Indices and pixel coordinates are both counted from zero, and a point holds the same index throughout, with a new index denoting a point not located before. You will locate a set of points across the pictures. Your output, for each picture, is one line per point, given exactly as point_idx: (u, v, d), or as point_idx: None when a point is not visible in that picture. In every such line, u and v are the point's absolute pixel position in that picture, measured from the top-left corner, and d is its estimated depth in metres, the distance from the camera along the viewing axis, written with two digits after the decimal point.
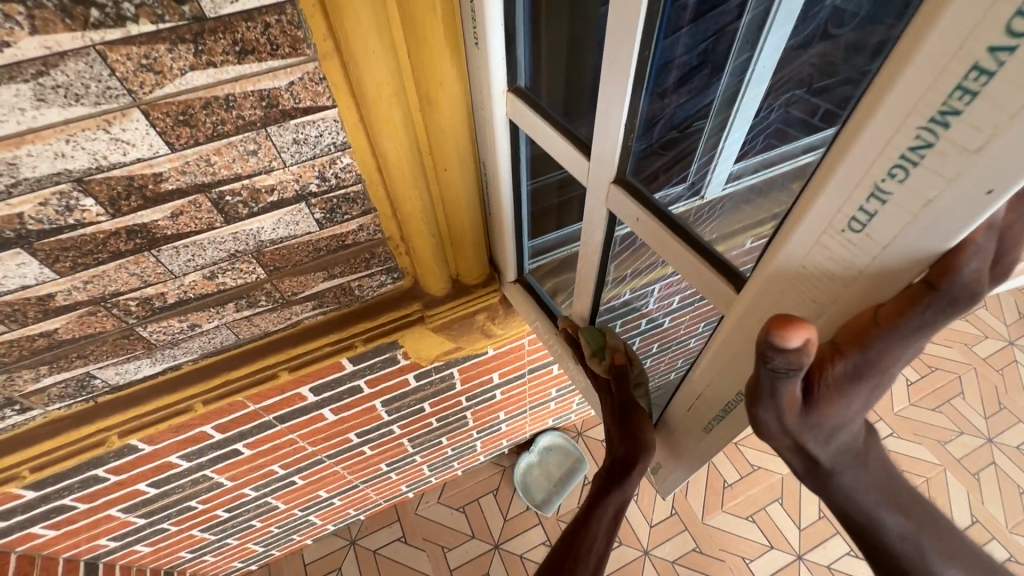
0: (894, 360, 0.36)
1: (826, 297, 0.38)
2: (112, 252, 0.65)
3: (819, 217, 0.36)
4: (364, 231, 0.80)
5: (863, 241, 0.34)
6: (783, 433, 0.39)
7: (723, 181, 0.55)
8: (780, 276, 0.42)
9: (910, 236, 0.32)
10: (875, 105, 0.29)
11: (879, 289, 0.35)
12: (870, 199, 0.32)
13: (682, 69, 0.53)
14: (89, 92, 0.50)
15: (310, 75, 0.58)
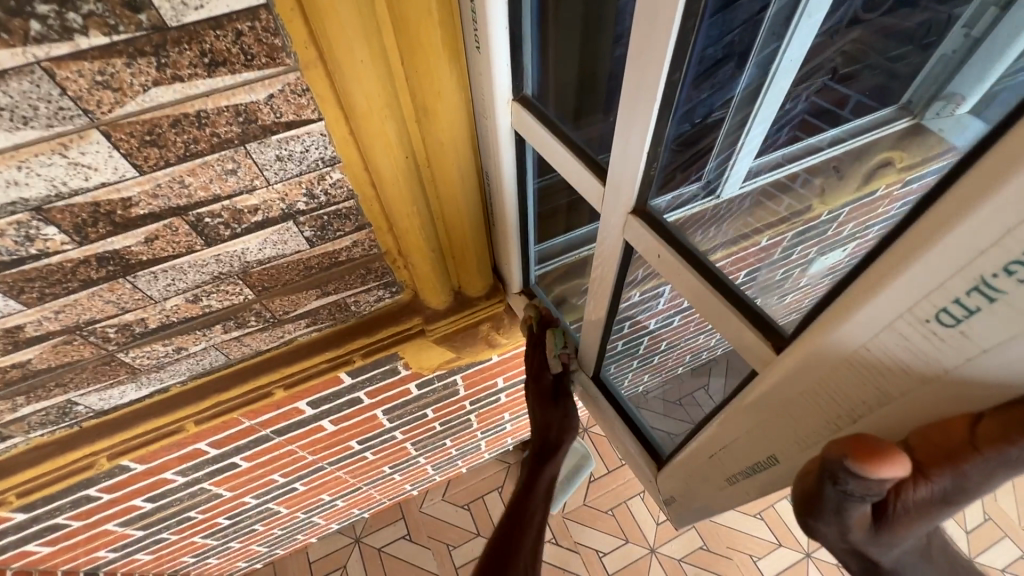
0: (988, 486, 0.31)
1: (897, 389, 0.33)
2: (82, 281, 0.59)
3: (893, 301, 0.30)
4: (358, 246, 0.74)
5: (954, 337, 0.29)
6: (844, 543, 0.35)
7: (740, 180, 0.55)
8: (829, 359, 0.36)
9: (1023, 346, 0.27)
10: (994, 185, 0.23)
11: (973, 393, 0.30)
12: (971, 292, 0.27)
13: (704, 63, 0.45)
14: (39, 114, 0.44)
15: (292, 87, 0.51)
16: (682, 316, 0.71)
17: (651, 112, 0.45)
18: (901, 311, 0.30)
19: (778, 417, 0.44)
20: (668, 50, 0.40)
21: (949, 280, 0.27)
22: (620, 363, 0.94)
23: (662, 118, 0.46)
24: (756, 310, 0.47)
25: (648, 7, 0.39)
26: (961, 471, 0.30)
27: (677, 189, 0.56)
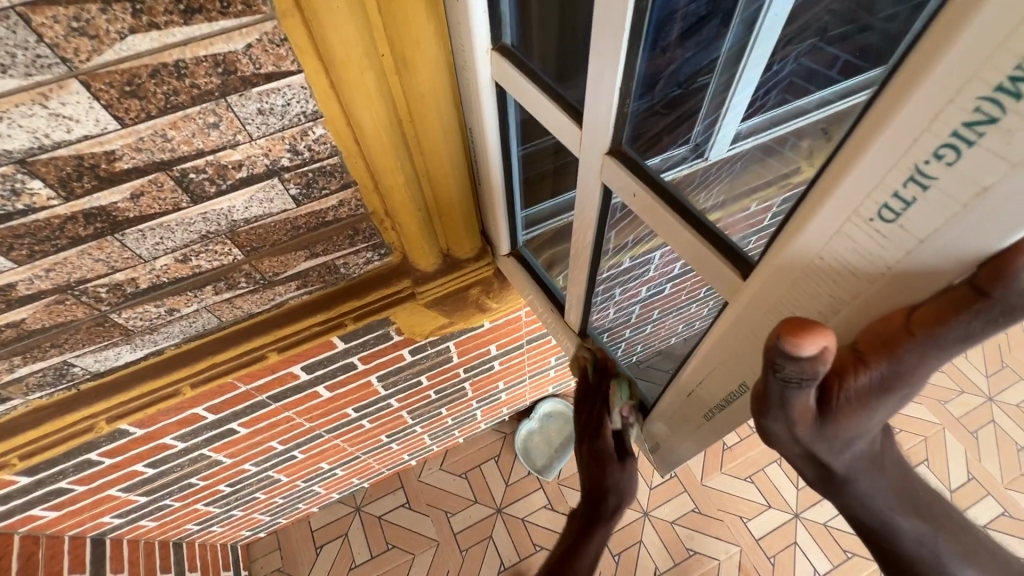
0: (923, 371, 0.33)
1: (848, 293, 0.35)
2: (71, 238, 0.60)
3: (841, 203, 0.32)
4: (345, 206, 0.75)
5: (895, 232, 0.30)
6: (796, 444, 0.37)
7: (729, 141, 0.51)
8: (788, 270, 0.38)
9: (954, 231, 0.28)
10: (924, 71, 0.25)
11: (915, 287, 0.32)
12: (907, 184, 0.28)
13: (688, 20, 0.46)
14: (17, 62, 0.45)
15: (269, 36, 0.51)
16: (674, 282, 0.70)
17: (621, 44, 0.45)
18: (849, 212, 0.32)
19: (747, 340, 0.47)
20: None
21: (887, 174, 0.29)
22: (613, 331, 0.93)
23: (633, 50, 0.46)
24: (729, 244, 0.49)
25: None
26: (897, 355, 0.32)
27: (665, 152, 0.54)
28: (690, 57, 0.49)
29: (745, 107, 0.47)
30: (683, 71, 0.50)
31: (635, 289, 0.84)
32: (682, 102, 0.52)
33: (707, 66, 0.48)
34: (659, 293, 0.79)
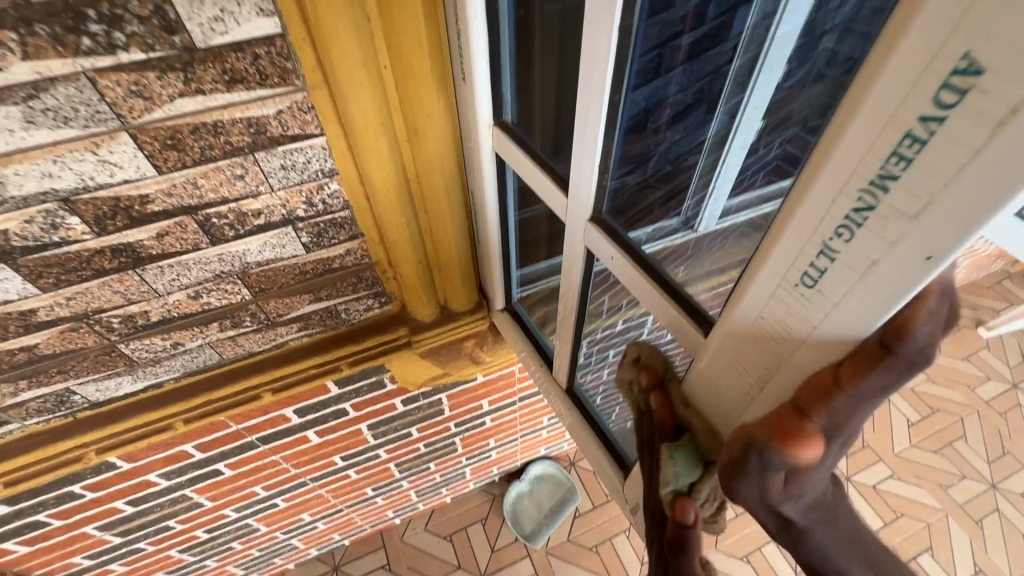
0: (856, 418, 0.35)
1: (786, 350, 0.38)
2: (95, 270, 0.65)
3: (775, 270, 0.36)
4: (351, 255, 0.80)
5: (815, 297, 0.34)
6: (761, 503, 0.39)
7: (717, 216, 0.53)
8: (740, 329, 0.42)
9: (857, 300, 0.32)
10: (822, 165, 0.30)
11: (832, 348, 0.35)
12: (820, 256, 0.33)
13: (677, 107, 0.53)
14: (79, 116, 0.52)
15: (299, 105, 0.59)
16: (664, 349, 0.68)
17: (599, 128, 0.52)
18: (781, 278, 0.36)
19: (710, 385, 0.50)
20: (609, 75, 0.47)
21: (804, 247, 0.33)
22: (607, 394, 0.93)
23: (610, 133, 0.53)
24: (694, 305, 0.53)
25: (590, 46, 0.47)
26: (830, 405, 0.34)
27: (656, 222, 0.59)
28: (678, 139, 0.55)
29: (729, 187, 0.51)
30: (672, 151, 0.56)
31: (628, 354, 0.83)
32: (673, 177, 0.58)
33: (695, 148, 0.54)
34: None
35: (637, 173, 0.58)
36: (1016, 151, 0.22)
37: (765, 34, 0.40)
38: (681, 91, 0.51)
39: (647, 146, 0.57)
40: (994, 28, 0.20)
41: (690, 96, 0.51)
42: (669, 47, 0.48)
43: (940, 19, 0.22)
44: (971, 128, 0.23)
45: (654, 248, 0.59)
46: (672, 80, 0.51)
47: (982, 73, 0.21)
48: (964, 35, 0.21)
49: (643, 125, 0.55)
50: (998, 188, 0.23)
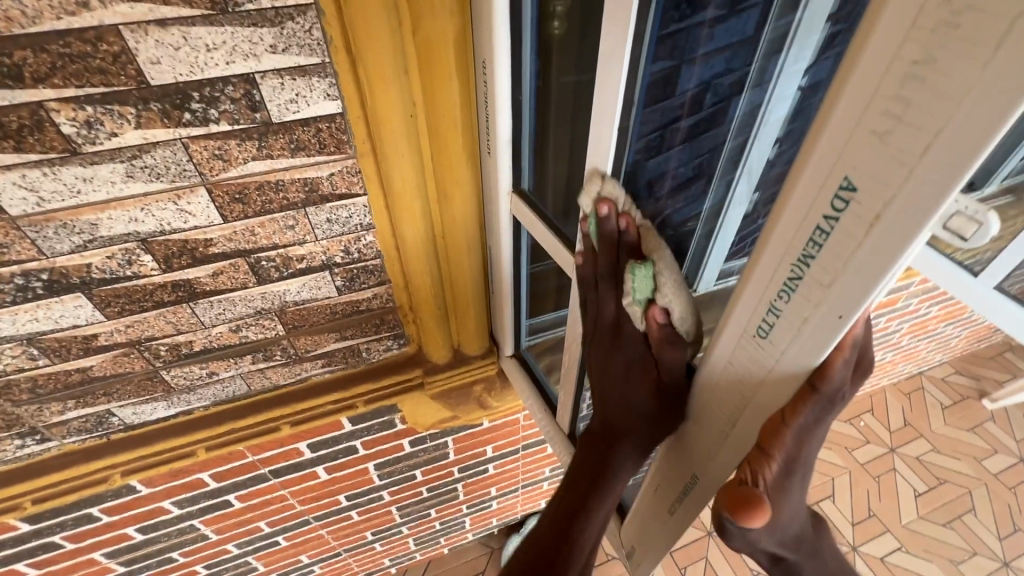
0: (804, 449, 0.39)
1: (747, 394, 0.42)
2: (156, 302, 0.74)
3: (734, 327, 0.40)
4: (377, 299, 0.88)
5: (766, 349, 0.38)
6: (748, 541, 0.43)
7: (713, 279, 0.61)
8: (710, 378, 0.46)
9: (795, 353, 0.36)
10: (765, 242, 0.35)
11: (778, 395, 0.39)
12: (767, 315, 0.37)
13: (677, 179, 0.60)
14: (169, 172, 0.62)
15: (348, 169, 0.69)
16: None
17: None
18: (740, 334, 0.40)
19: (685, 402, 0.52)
20: (609, 161, 0.58)
21: (756, 308, 0.37)
22: None
23: None
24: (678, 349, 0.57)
25: (596, 138, 0.57)
26: (782, 442, 0.38)
27: None
28: (680, 208, 0.61)
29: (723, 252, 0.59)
30: None
31: None
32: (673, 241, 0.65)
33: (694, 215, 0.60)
34: None
35: None
36: (890, 243, 0.27)
37: (755, 119, 0.49)
38: (680, 165, 0.59)
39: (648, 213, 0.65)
40: (864, 156, 0.26)
41: (689, 170, 0.59)
42: (669, 130, 0.57)
43: (831, 144, 0.28)
44: (857, 225, 0.28)
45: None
46: (672, 155, 0.59)
47: (858, 187, 0.27)
48: (847, 157, 0.27)
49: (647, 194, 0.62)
50: (880, 270, 0.28)
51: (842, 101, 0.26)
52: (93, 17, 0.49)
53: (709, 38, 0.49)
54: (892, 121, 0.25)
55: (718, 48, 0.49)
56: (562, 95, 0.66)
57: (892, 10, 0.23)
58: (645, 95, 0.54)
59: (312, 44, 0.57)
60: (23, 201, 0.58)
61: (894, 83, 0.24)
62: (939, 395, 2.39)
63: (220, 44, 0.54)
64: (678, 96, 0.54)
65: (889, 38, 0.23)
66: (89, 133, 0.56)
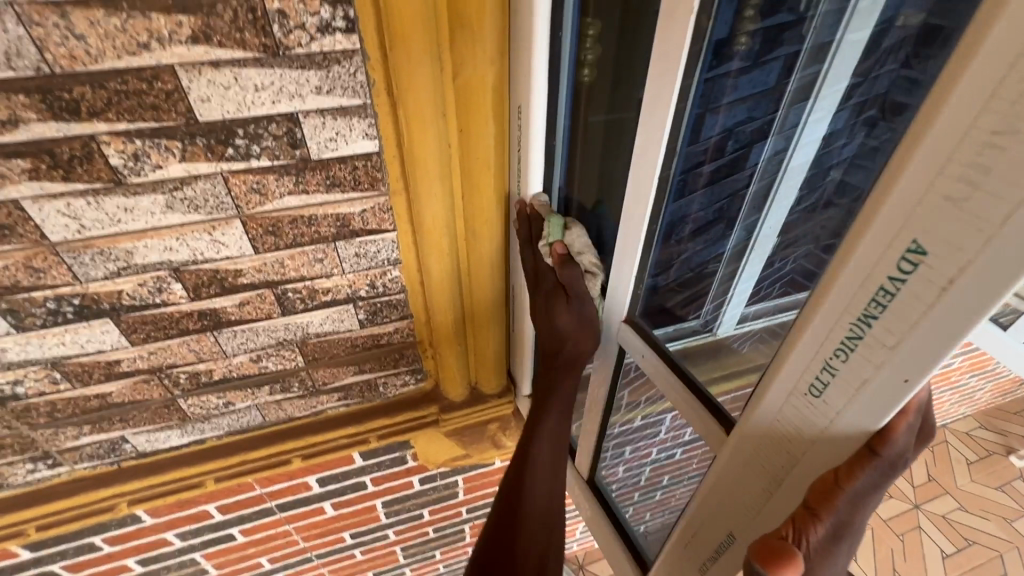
0: (855, 517, 0.38)
1: (796, 451, 0.40)
2: (181, 330, 0.74)
3: (784, 383, 0.39)
4: (398, 333, 0.88)
5: (819, 407, 0.37)
6: None
7: (734, 322, 0.61)
8: (755, 433, 0.44)
9: (852, 413, 0.35)
10: (820, 299, 0.34)
11: (833, 457, 0.37)
12: (822, 372, 0.36)
13: (698, 222, 0.61)
14: (207, 205, 0.63)
15: (381, 206, 0.70)
16: (683, 449, 0.73)
17: (637, 249, 0.61)
18: (791, 389, 0.39)
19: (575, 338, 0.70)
20: (648, 210, 0.57)
21: (809, 364, 0.37)
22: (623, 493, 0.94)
23: (646, 250, 0.62)
24: (714, 400, 0.58)
25: (637, 185, 0.57)
26: (833, 504, 0.36)
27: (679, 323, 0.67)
28: (699, 250, 0.63)
29: (746, 297, 0.59)
30: (694, 258, 0.64)
31: (647, 450, 0.89)
32: (691, 284, 0.65)
33: (715, 257, 0.61)
34: (670, 460, 0.81)
35: (665, 278, 0.66)
36: (963, 310, 0.27)
37: (779, 167, 0.50)
38: (702, 209, 0.60)
39: (671, 253, 0.64)
40: (937, 220, 0.26)
41: (710, 214, 0.59)
42: (690, 174, 0.57)
43: (900, 206, 0.28)
44: (926, 288, 0.28)
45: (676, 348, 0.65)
46: (694, 200, 0.59)
47: (928, 250, 0.27)
48: (916, 220, 0.27)
49: (668, 237, 0.63)
50: (952, 336, 0.28)
51: (911, 165, 0.27)
52: (152, 58, 0.51)
53: (732, 88, 0.51)
54: (969, 187, 0.25)
55: (741, 97, 0.51)
56: (589, 135, 0.68)
57: (969, 80, 0.24)
58: (687, 139, 0.53)
59: (356, 86, 0.59)
60: (64, 228, 0.59)
61: (971, 150, 0.24)
62: (964, 449, 2.31)
63: (268, 85, 0.56)
64: (702, 142, 0.54)
65: (965, 107, 0.24)
66: (135, 165, 0.57)
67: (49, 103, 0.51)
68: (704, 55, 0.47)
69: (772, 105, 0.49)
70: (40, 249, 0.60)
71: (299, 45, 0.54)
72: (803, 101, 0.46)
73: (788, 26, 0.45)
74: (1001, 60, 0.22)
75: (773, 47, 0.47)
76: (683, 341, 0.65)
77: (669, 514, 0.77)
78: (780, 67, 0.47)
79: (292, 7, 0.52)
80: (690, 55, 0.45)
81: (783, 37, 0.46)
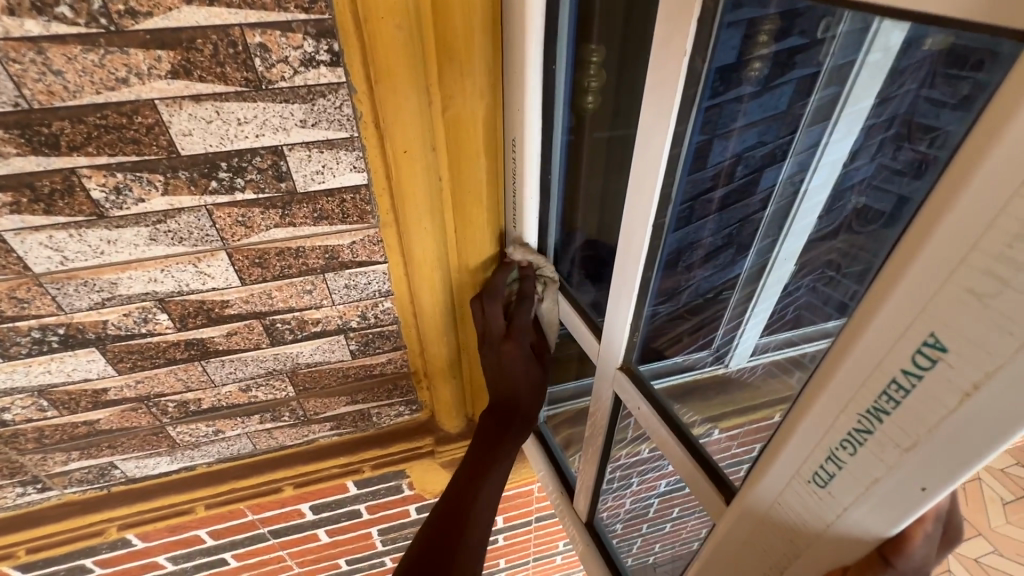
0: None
1: (796, 546, 0.36)
2: (168, 359, 0.72)
3: (784, 467, 0.35)
4: (391, 363, 0.85)
5: (823, 500, 0.32)
6: None
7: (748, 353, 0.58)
8: (755, 515, 0.39)
9: (860, 513, 0.30)
10: (822, 383, 0.30)
11: (837, 554, 0.33)
12: (826, 463, 0.31)
13: (709, 248, 0.57)
14: (192, 237, 0.61)
15: (371, 238, 0.68)
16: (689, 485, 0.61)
17: (630, 300, 0.57)
18: (792, 475, 0.34)
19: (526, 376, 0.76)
20: (642, 254, 0.53)
21: (812, 452, 0.32)
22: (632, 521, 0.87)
23: (641, 301, 0.57)
24: (712, 464, 0.52)
25: (627, 233, 0.54)
26: None
27: (684, 356, 0.63)
28: (709, 275, 0.58)
29: (760, 326, 0.57)
30: (703, 286, 0.59)
31: (653, 481, 0.77)
32: (702, 309, 0.61)
33: (728, 283, 0.58)
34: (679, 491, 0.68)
35: (672, 303, 0.60)
36: (991, 421, 0.23)
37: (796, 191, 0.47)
38: (713, 234, 0.55)
39: (679, 282, 0.59)
40: (958, 315, 0.23)
41: (719, 240, 0.55)
42: (699, 201, 0.52)
43: (914, 292, 0.24)
44: (946, 391, 0.24)
45: (663, 388, 0.61)
46: (705, 225, 0.55)
47: (948, 347, 0.23)
48: (933, 312, 0.23)
49: (677, 262, 0.57)
50: (979, 446, 0.24)
51: (927, 249, 0.23)
52: (132, 92, 0.50)
53: (743, 113, 0.47)
54: (998, 283, 0.21)
55: (753, 122, 0.47)
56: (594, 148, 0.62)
57: (1000, 159, 0.20)
58: (687, 169, 0.48)
59: (343, 119, 0.57)
60: (48, 259, 0.58)
61: (998, 240, 0.20)
62: (999, 488, 2.17)
63: (251, 118, 0.54)
64: (709, 168, 0.50)
65: (991, 191, 0.20)
66: (118, 199, 0.56)
67: (29, 138, 0.50)
68: (703, 89, 0.43)
69: (784, 129, 0.46)
70: (24, 279, 0.59)
71: (283, 78, 0.53)
72: (823, 123, 0.42)
73: (799, 50, 0.41)
74: None
75: (784, 71, 0.43)
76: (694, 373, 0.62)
77: (681, 547, 0.70)
78: (791, 91, 0.44)
79: (274, 41, 0.50)
80: (684, 98, 0.42)
81: (795, 61, 0.42)
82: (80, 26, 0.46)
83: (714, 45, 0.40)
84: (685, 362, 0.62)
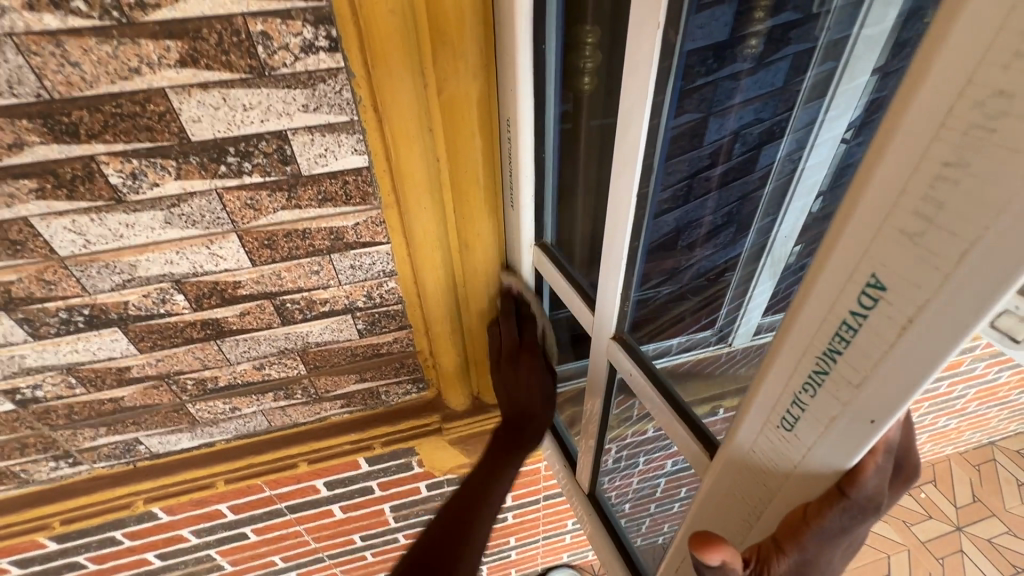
0: (828, 558, 0.35)
1: (770, 486, 0.38)
2: (185, 338, 0.76)
3: (758, 413, 0.37)
4: (398, 342, 0.89)
5: (791, 441, 0.35)
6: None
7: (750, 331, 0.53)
8: (732, 461, 0.41)
9: (822, 451, 0.32)
10: (787, 329, 0.32)
11: (804, 490, 0.35)
12: (793, 405, 0.34)
13: (711, 227, 0.58)
14: (204, 220, 0.65)
15: (374, 219, 0.71)
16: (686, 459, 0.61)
17: (619, 268, 0.59)
18: (764, 420, 0.36)
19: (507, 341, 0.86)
20: (629, 225, 0.55)
21: (780, 396, 0.34)
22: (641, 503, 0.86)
23: (630, 268, 0.59)
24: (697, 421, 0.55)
25: (614, 208, 0.56)
26: (799, 541, 0.35)
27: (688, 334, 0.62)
28: (710, 254, 0.59)
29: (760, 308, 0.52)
30: (705, 264, 0.60)
31: (660, 461, 0.76)
32: (705, 289, 0.61)
33: (730, 262, 0.57)
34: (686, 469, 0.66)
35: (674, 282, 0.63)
36: (924, 351, 0.25)
37: (795, 167, 0.45)
38: (714, 212, 0.57)
39: (680, 261, 0.62)
40: (893, 256, 0.25)
41: (720, 219, 0.56)
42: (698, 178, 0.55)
43: (857, 239, 0.26)
44: (887, 326, 0.26)
45: (665, 363, 0.63)
46: (706, 202, 0.57)
47: (886, 286, 0.25)
48: (874, 254, 0.25)
49: (676, 242, 0.60)
50: (916, 377, 0.26)
51: (867, 199, 0.25)
52: (144, 82, 0.53)
53: (740, 90, 0.49)
54: (924, 223, 0.23)
55: (751, 98, 0.48)
56: (590, 136, 0.64)
57: (920, 109, 0.22)
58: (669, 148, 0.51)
59: (343, 103, 0.59)
60: (71, 243, 0.62)
61: (923, 182, 0.22)
62: (1016, 471, 2.15)
63: (256, 104, 0.57)
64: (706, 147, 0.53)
65: (914, 139, 0.22)
66: (134, 183, 0.59)
67: (51, 126, 0.53)
68: (677, 67, 0.45)
69: (781, 106, 0.46)
70: (50, 262, 0.63)
71: (284, 65, 0.55)
72: (819, 99, 0.42)
73: (794, 25, 0.42)
74: (949, 89, 0.20)
75: (779, 47, 0.44)
76: (689, 353, 0.62)
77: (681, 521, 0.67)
78: (787, 66, 0.45)
79: (275, 28, 0.53)
80: (660, 70, 0.44)
81: (789, 37, 0.43)
82: (94, 19, 0.49)
83: (686, 22, 0.43)
84: (684, 343, 0.62)
